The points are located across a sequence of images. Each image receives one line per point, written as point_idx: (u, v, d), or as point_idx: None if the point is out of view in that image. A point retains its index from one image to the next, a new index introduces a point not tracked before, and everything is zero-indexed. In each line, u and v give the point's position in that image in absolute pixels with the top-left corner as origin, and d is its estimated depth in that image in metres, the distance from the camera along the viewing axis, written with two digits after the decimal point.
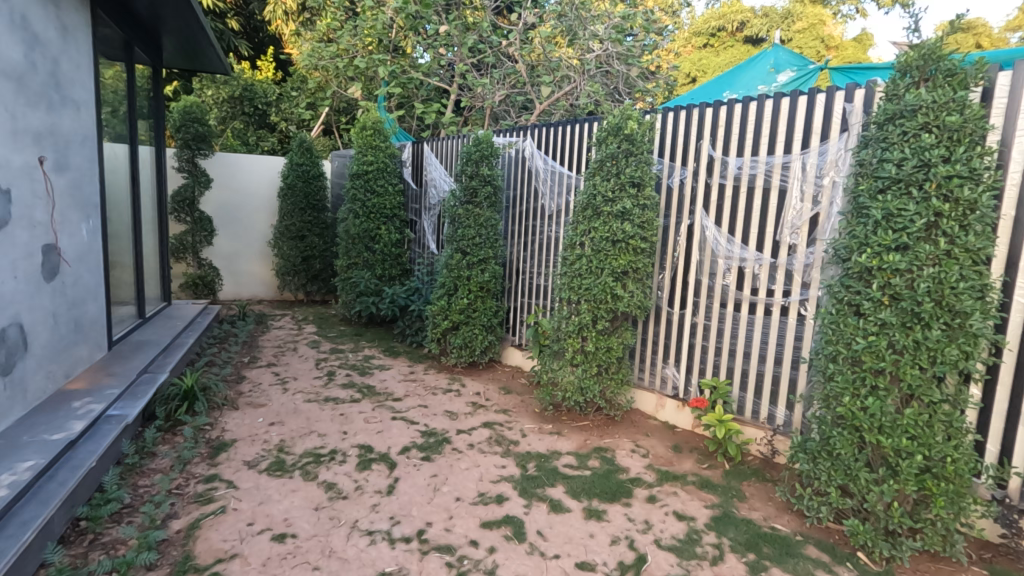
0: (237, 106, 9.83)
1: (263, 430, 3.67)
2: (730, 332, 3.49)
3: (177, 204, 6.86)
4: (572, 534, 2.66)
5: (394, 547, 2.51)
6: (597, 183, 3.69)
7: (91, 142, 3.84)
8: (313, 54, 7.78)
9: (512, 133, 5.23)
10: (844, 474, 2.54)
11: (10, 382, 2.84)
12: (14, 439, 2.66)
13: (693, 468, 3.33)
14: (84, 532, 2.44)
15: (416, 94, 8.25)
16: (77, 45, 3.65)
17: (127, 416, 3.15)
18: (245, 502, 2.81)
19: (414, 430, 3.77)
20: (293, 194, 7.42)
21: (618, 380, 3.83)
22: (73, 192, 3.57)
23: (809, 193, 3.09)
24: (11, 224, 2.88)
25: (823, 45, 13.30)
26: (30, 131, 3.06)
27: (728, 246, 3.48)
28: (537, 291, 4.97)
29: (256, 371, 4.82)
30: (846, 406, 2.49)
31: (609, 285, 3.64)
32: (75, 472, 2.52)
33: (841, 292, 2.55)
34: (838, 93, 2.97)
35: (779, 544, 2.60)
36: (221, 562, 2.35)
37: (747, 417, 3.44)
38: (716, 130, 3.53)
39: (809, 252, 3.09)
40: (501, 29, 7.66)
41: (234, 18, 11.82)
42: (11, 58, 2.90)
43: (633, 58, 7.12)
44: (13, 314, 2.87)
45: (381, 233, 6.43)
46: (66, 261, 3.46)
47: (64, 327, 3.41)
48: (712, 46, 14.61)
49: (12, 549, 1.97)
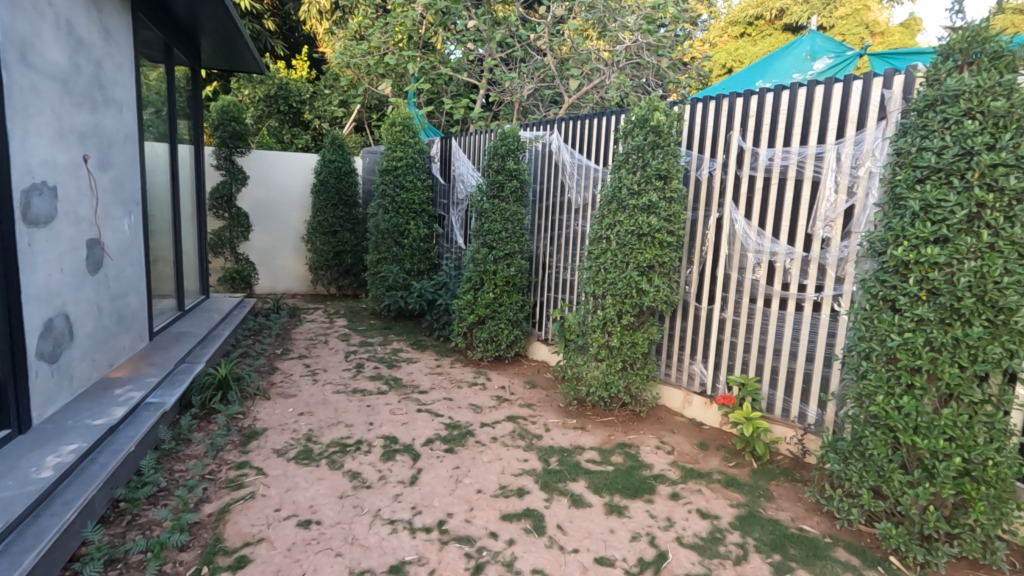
0: (273, 104, 10.08)
1: (293, 419, 3.78)
2: (760, 328, 3.40)
3: (216, 200, 7.08)
4: (591, 530, 2.65)
5: (414, 537, 2.54)
6: (622, 176, 3.64)
7: (132, 141, 3.99)
8: (345, 52, 7.91)
9: (540, 127, 5.21)
10: (877, 475, 2.45)
11: (58, 369, 2.99)
12: (60, 423, 2.80)
13: (719, 466, 3.27)
14: (123, 513, 2.55)
15: (445, 90, 8.33)
16: (119, 47, 3.80)
17: (165, 404, 3.28)
18: (274, 488, 2.89)
19: (438, 422, 3.82)
20: (326, 191, 7.57)
21: (643, 376, 3.78)
22: (115, 189, 3.72)
23: (844, 184, 2.98)
24: (57, 219, 3.02)
25: (866, 31, 12.90)
26: (74, 131, 3.21)
27: (758, 239, 3.38)
28: (562, 285, 4.95)
29: (288, 363, 4.95)
30: (879, 405, 2.40)
31: (634, 279, 3.59)
32: (115, 456, 2.64)
33: (876, 286, 2.45)
34: (876, 79, 2.84)
35: (807, 546, 2.54)
36: (248, 546, 2.43)
37: (777, 415, 3.35)
38: (747, 120, 3.44)
39: (843, 245, 2.99)
40: (530, 23, 7.62)
41: (270, 18, 12.13)
42: (57, 62, 3.04)
43: (663, 48, 6.96)
44: (59, 305, 3.02)
45: (409, 228, 6.49)
46: (109, 256, 3.61)
47: (107, 318, 3.58)
48: (749, 36, 14.12)
49: (55, 527, 2.08)
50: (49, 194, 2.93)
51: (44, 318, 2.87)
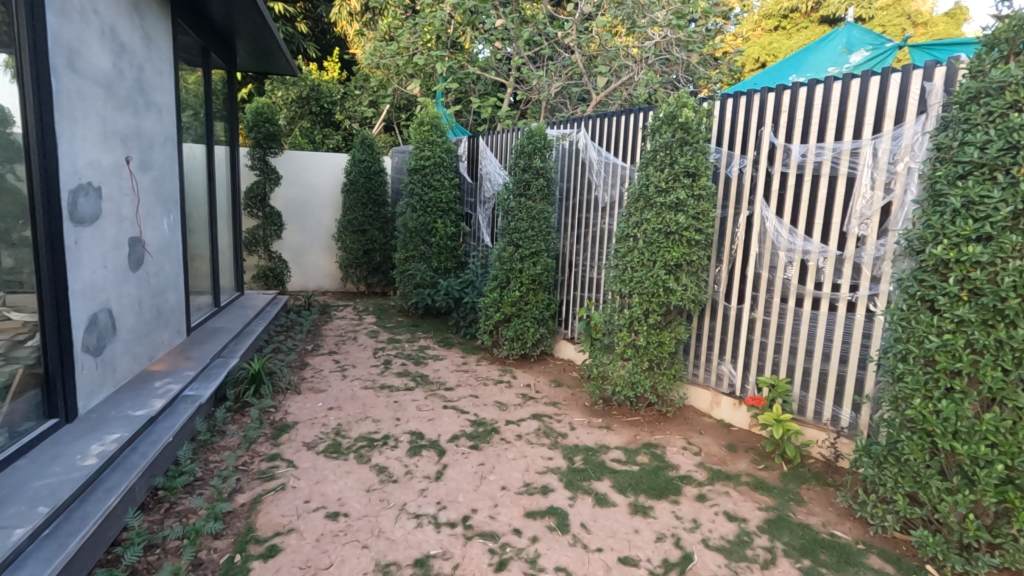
0: (305, 106, 10.29)
1: (322, 414, 3.86)
2: (792, 328, 3.33)
3: (251, 200, 7.28)
4: (616, 529, 2.64)
5: (439, 531, 2.58)
6: (650, 174, 3.60)
7: (171, 142, 4.14)
8: (374, 53, 8.00)
9: (567, 124, 5.19)
10: (913, 481, 2.37)
11: (102, 362, 3.13)
12: (104, 414, 2.93)
13: (748, 468, 3.21)
14: (161, 500, 2.65)
15: (473, 89, 8.37)
16: (159, 53, 3.94)
17: (201, 397, 3.40)
18: (303, 481, 2.97)
19: (464, 419, 3.85)
20: (355, 190, 7.70)
21: (670, 376, 3.74)
22: (156, 189, 3.87)
23: (881, 180, 2.89)
24: (102, 218, 3.15)
25: (908, 22, 12.45)
26: (118, 134, 3.34)
27: (790, 238, 3.30)
28: (589, 284, 4.92)
29: (319, 359, 5.06)
30: (916, 408, 2.32)
31: (662, 278, 3.55)
32: (154, 446, 2.74)
33: (913, 286, 2.37)
34: (916, 72, 2.75)
35: (838, 552, 2.47)
36: (279, 535, 2.50)
37: (809, 418, 3.28)
38: (779, 116, 3.36)
39: (880, 244, 2.90)
40: (559, 20, 7.58)
41: (302, 22, 12.44)
42: (102, 67, 3.16)
43: (694, 44, 6.85)
44: (103, 300, 3.15)
45: (437, 227, 6.56)
46: (150, 253, 3.76)
47: (148, 313, 3.72)
48: (784, 29, 13.75)
49: (98, 513, 2.17)
50: (94, 195, 3.06)
51: (89, 313, 3.00)
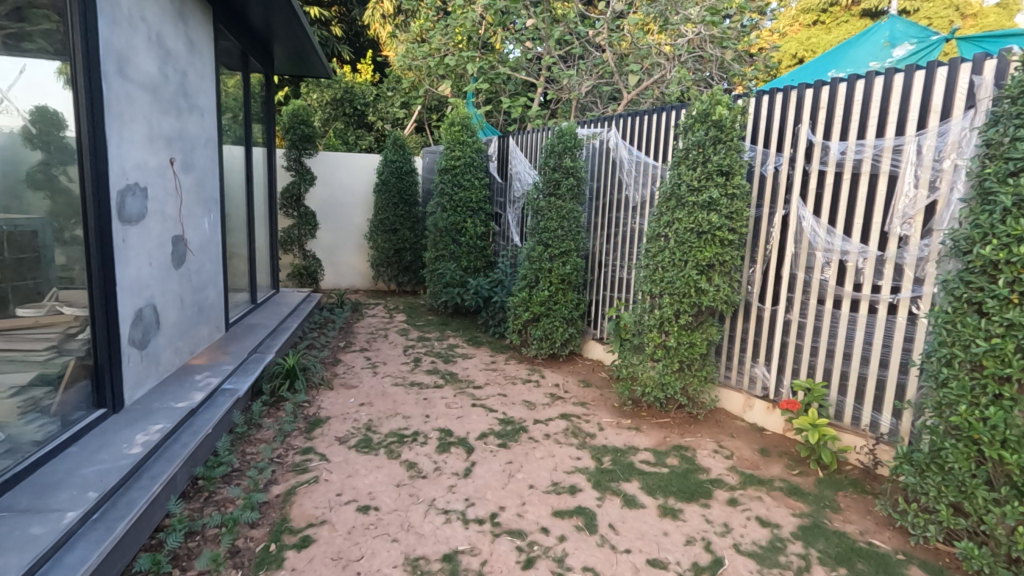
0: (339, 108, 10.49)
1: (354, 409, 3.94)
2: (828, 331, 3.24)
3: (286, 200, 7.47)
4: (644, 531, 2.62)
5: (467, 528, 2.60)
6: (682, 173, 3.55)
7: (212, 144, 4.28)
8: (407, 55, 8.08)
9: (597, 123, 5.15)
10: (958, 490, 2.28)
11: (147, 355, 3.26)
12: (148, 405, 3.05)
13: (782, 473, 3.14)
14: (201, 490, 2.75)
15: (503, 90, 8.40)
16: (202, 57, 4.08)
17: (239, 391, 3.51)
18: (336, 474, 3.04)
19: (492, 418, 3.87)
20: (387, 190, 7.81)
21: (701, 378, 3.68)
22: (197, 189, 4.01)
23: (925, 178, 2.79)
24: (147, 218, 3.28)
25: (956, 13, 11.97)
26: (163, 136, 3.47)
27: (827, 238, 3.21)
28: (619, 284, 4.89)
29: (351, 355, 5.17)
30: (961, 415, 2.23)
31: (693, 278, 3.50)
32: (195, 436, 2.85)
33: (960, 288, 2.28)
34: (964, 65, 2.63)
35: (876, 562, 2.40)
36: (312, 526, 2.56)
37: (846, 423, 3.19)
38: (817, 112, 3.27)
39: (924, 244, 2.79)
40: (590, 19, 7.53)
41: (337, 25, 12.73)
42: (148, 72, 3.29)
43: (728, 40, 6.73)
44: (148, 296, 3.29)
45: (466, 226, 6.61)
46: (191, 251, 3.90)
47: (189, 309, 3.86)
48: (823, 23, 13.39)
49: (142, 500, 2.25)
50: (140, 195, 3.19)
51: (135, 308, 3.13)
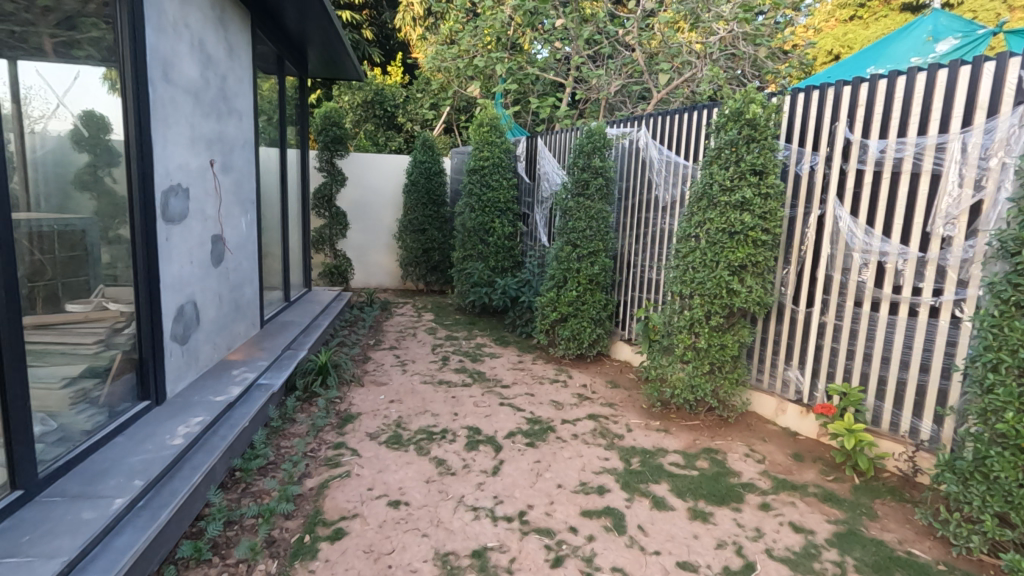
0: (370, 109, 10.66)
1: (384, 406, 4.00)
2: (866, 334, 3.16)
3: (318, 200, 7.63)
4: (674, 533, 2.60)
5: (496, 525, 2.62)
6: (714, 172, 3.51)
7: (249, 146, 4.40)
8: (436, 57, 8.14)
9: (626, 123, 5.11)
10: (1004, 500, 2.20)
11: (187, 350, 3.38)
12: (188, 398, 3.16)
13: (816, 479, 3.07)
14: (238, 481, 2.84)
15: (532, 90, 8.43)
16: (240, 62, 4.20)
17: (273, 386, 3.60)
18: (367, 469, 3.09)
19: (520, 416, 3.90)
20: (416, 190, 7.90)
21: (732, 381, 3.62)
22: (235, 190, 4.13)
23: (970, 177, 2.69)
24: (189, 217, 3.40)
25: (1004, 5, 11.48)
26: (203, 138, 3.59)
27: (865, 238, 3.13)
28: (648, 285, 4.85)
29: (380, 353, 5.24)
30: (1008, 422, 2.14)
31: (725, 279, 3.45)
32: (232, 429, 2.94)
33: (1008, 291, 2.20)
34: (1013, 60, 2.54)
35: (915, 572, 2.33)
36: (344, 519, 2.62)
37: (884, 429, 3.10)
38: (854, 111, 3.19)
39: (968, 245, 2.70)
40: (619, 18, 7.49)
41: (368, 28, 12.95)
42: (191, 77, 3.41)
43: (761, 37, 6.63)
44: (189, 293, 3.40)
45: (494, 226, 6.65)
46: (229, 250, 4.02)
47: (227, 306, 3.98)
48: (861, 18, 12.99)
49: (183, 490, 2.33)
50: (182, 196, 3.30)
51: (176, 304, 3.25)
